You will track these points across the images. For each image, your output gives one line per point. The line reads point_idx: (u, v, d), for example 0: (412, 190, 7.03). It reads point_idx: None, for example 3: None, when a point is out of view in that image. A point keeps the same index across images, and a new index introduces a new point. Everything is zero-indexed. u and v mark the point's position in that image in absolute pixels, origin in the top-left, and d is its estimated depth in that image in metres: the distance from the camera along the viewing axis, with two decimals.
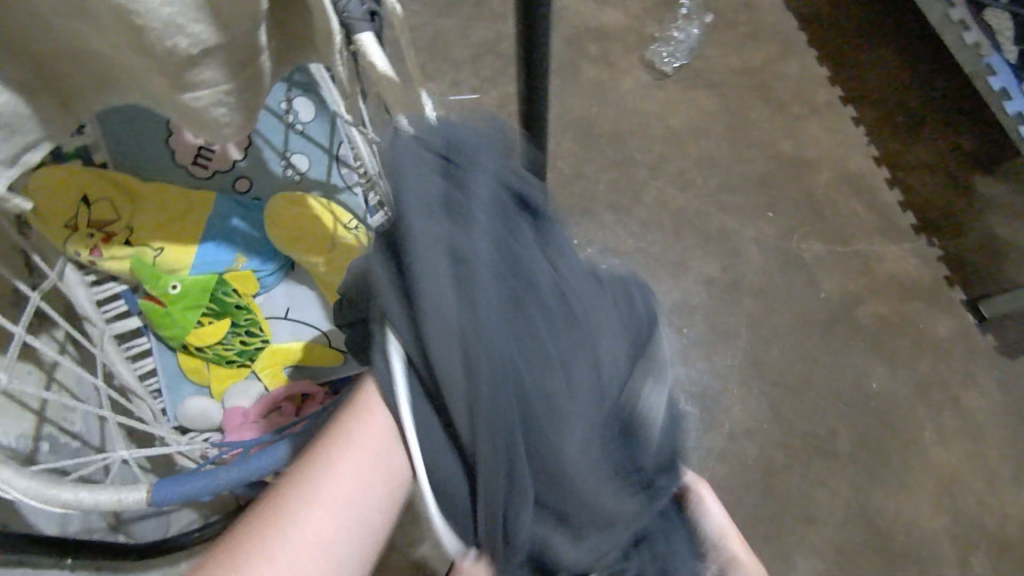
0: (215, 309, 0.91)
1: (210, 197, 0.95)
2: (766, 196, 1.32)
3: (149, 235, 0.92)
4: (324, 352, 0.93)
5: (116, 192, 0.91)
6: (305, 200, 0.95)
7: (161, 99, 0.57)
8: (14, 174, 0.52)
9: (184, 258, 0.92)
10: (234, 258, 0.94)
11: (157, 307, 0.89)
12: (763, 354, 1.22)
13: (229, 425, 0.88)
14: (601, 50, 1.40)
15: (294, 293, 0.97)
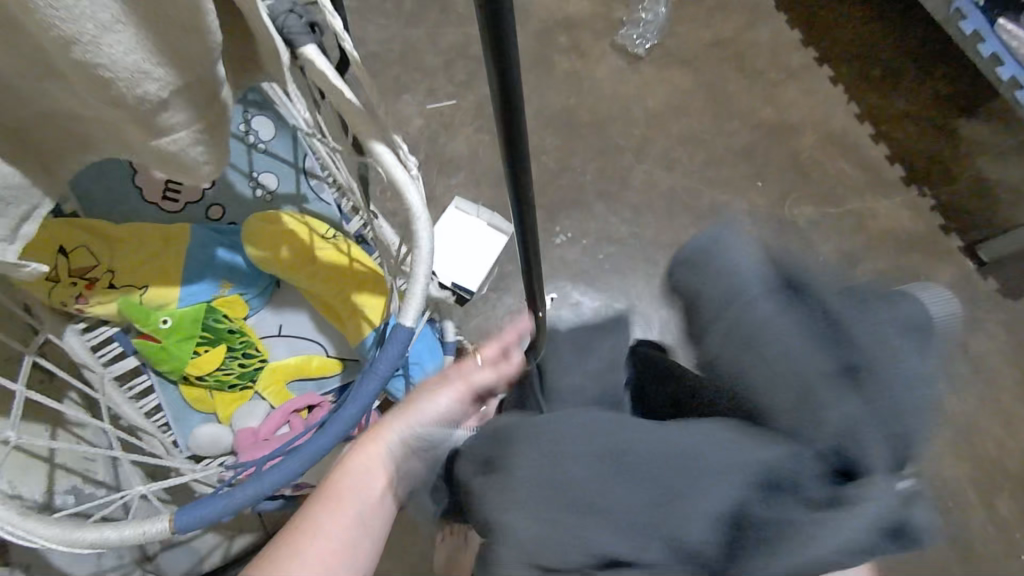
0: (209, 337, 0.89)
1: (185, 228, 0.90)
2: (752, 166, 1.32)
3: (131, 275, 0.87)
4: (325, 363, 0.94)
5: (89, 236, 0.85)
6: (277, 216, 0.87)
7: (136, 148, 0.57)
8: (18, 246, 0.55)
9: (170, 291, 0.89)
10: (219, 285, 0.92)
11: (151, 344, 0.87)
12: None
13: (241, 447, 0.88)
14: (571, 40, 1.39)
15: (286, 310, 0.97)
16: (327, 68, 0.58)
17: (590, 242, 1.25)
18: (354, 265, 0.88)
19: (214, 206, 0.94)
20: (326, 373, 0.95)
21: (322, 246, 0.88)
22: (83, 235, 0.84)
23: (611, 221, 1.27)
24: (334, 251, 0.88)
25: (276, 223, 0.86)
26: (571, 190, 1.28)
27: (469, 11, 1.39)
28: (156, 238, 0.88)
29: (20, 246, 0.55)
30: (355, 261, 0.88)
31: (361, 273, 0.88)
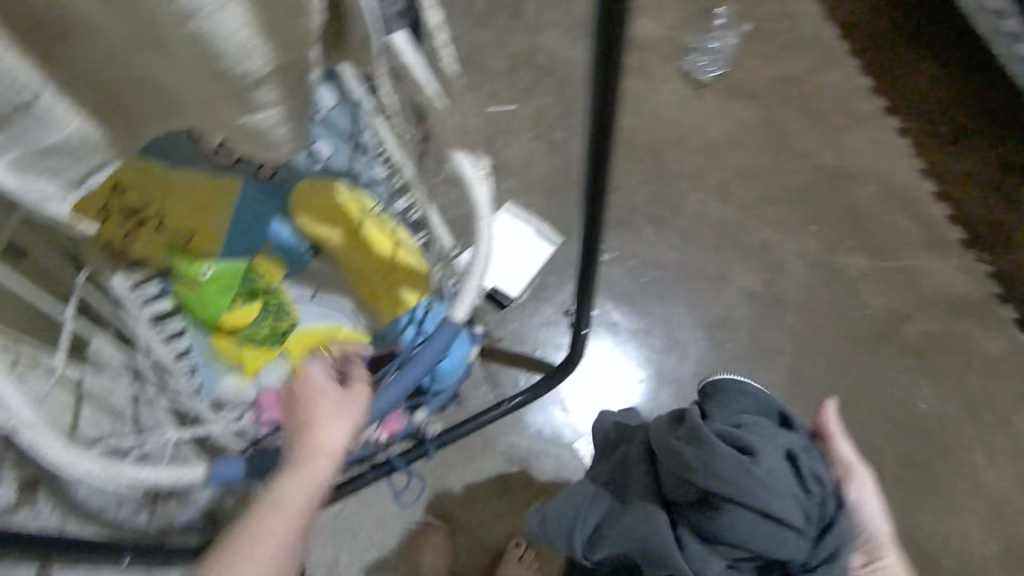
0: (245, 294, 0.90)
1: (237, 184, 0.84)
2: (808, 209, 1.29)
3: (179, 221, 0.81)
4: (351, 333, 0.95)
5: (137, 174, 0.76)
6: (330, 186, 0.84)
7: (223, 125, 0.56)
8: (76, 197, 0.55)
9: (214, 241, 0.84)
10: (264, 243, 0.89)
11: (190, 291, 0.86)
12: (806, 371, 1.19)
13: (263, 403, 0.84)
14: (638, 59, 1.38)
15: (317, 274, 0.98)
16: (413, 59, 0.56)
17: (635, 264, 1.24)
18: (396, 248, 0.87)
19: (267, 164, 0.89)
20: (352, 342, 0.95)
21: (368, 223, 0.86)
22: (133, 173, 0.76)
23: (658, 247, 1.25)
24: (379, 230, 0.86)
25: (329, 192, 0.84)
26: (621, 210, 1.27)
27: (539, 20, 1.38)
28: (209, 186, 0.82)
29: (78, 196, 0.55)
30: (397, 246, 0.87)
31: (402, 257, 0.88)
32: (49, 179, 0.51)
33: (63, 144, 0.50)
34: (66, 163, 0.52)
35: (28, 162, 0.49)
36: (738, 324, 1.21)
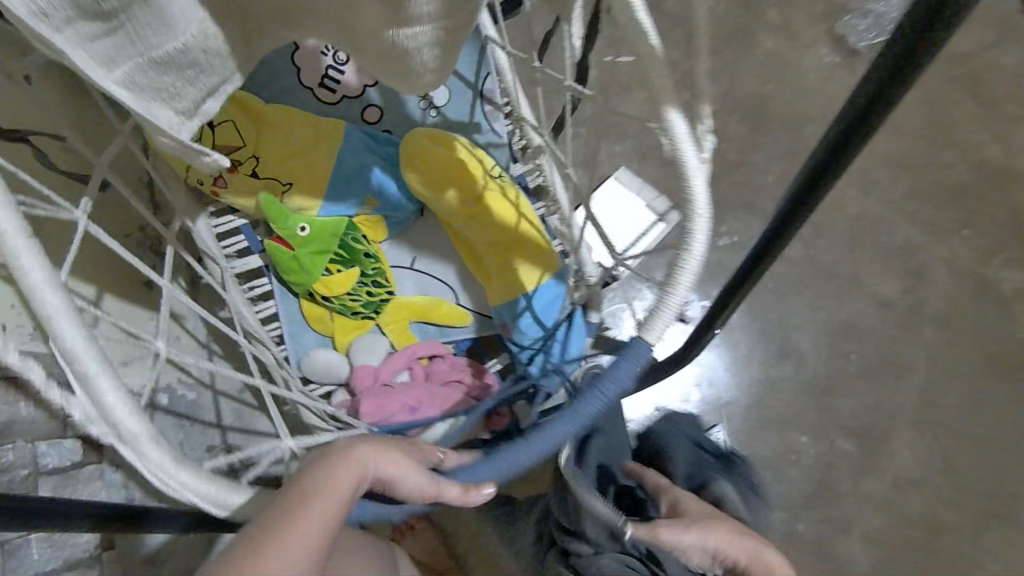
0: (343, 258, 0.80)
1: (339, 126, 0.79)
2: (962, 210, 1.12)
3: (271, 165, 0.77)
4: (453, 311, 0.84)
5: (238, 114, 0.75)
6: (448, 142, 0.76)
7: (362, 33, 0.45)
8: (193, 124, 0.44)
9: (312, 193, 0.79)
10: (364, 199, 0.81)
11: (284, 250, 0.78)
12: (939, 395, 1.05)
13: (359, 383, 0.79)
14: (783, 15, 1.18)
15: (423, 242, 0.86)
16: None
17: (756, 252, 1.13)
18: (519, 213, 0.77)
19: (371, 108, 0.82)
20: (453, 322, 0.84)
21: (493, 185, 0.77)
22: (234, 111, 0.75)
23: None
24: (501, 194, 0.77)
25: (449, 149, 0.76)
26: (747, 189, 1.14)
27: None
28: (306, 129, 0.78)
29: (196, 124, 0.44)
30: (520, 216, 0.77)
31: (522, 227, 0.77)
32: (163, 102, 0.41)
33: (180, 57, 0.39)
34: (185, 82, 0.41)
35: (141, 77, 0.38)
36: (866, 333, 1.08)
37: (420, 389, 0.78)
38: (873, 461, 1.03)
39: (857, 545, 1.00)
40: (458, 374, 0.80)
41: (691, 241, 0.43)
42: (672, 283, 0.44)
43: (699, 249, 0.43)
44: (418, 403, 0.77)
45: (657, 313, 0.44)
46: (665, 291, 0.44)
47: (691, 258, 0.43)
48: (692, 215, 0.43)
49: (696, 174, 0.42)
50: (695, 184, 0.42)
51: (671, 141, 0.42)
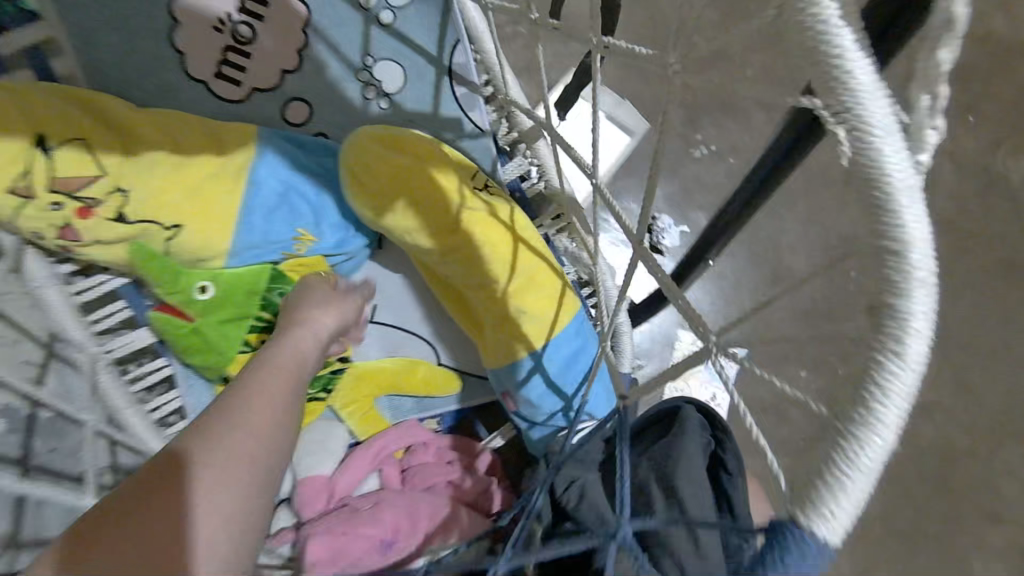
0: (273, 322, 0.62)
1: (251, 129, 0.62)
2: (966, 93, 0.97)
3: (155, 204, 0.58)
4: (432, 376, 0.66)
5: (100, 132, 0.59)
6: (414, 145, 0.59)
7: None
8: None
9: (220, 236, 0.60)
10: (295, 237, 0.62)
11: (181, 322, 0.61)
12: (945, 309, 0.94)
13: (310, 504, 0.60)
14: None
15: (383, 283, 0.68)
16: None
17: (737, 163, 1.00)
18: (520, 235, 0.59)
19: (297, 103, 0.69)
20: (435, 391, 0.66)
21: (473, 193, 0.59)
22: (83, 122, 0.58)
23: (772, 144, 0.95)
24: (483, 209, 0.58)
25: (415, 152, 0.59)
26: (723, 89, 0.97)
27: None
28: (205, 137, 0.61)
29: None
30: (524, 247, 0.58)
31: (522, 254, 0.58)
32: None
33: None
34: None
35: None
36: None
37: (397, 510, 0.56)
38: None
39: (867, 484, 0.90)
40: (439, 471, 0.62)
41: (904, 351, 0.23)
42: (862, 423, 0.24)
43: (916, 367, 0.24)
44: (395, 534, 0.55)
45: (841, 471, 0.24)
46: (836, 426, 0.24)
47: (899, 383, 0.23)
48: (906, 295, 0.23)
49: (912, 210, 0.23)
50: (915, 235, 0.23)
51: (856, 144, 0.23)
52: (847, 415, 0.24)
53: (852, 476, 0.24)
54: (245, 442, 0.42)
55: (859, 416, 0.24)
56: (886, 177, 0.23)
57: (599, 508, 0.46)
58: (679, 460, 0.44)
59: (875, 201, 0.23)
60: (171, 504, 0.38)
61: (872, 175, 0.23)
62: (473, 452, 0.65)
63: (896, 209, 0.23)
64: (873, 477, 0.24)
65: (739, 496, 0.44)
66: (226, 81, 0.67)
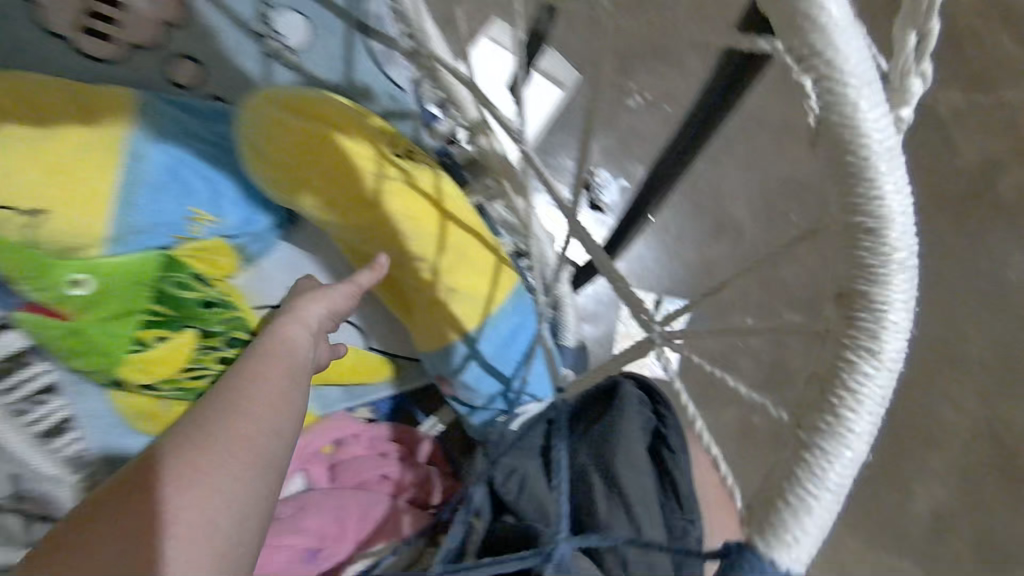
0: (170, 315, 0.54)
1: (126, 95, 0.55)
2: None
3: (8, 181, 0.48)
4: (361, 363, 0.62)
5: None
6: (312, 113, 0.52)
7: None
8: None
9: (93, 217, 0.51)
10: (188, 216, 0.55)
11: (55, 322, 0.51)
12: None
13: None
14: None
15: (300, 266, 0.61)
16: None
17: (673, 111, 0.96)
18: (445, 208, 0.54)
19: (186, 61, 0.61)
20: (366, 378, 0.63)
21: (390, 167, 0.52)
22: None
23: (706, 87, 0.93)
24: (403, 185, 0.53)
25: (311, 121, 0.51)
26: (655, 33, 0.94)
27: None
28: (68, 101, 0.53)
29: None
30: (451, 219, 0.54)
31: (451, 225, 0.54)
32: None
33: None
34: None
35: None
36: (804, 187, 0.94)
37: (324, 515, 0.55)
38: None
39: None
40: (369, 463, 0.61)
41: (879, 351, 0.22)
42: (832, 428, 0.23)
43: (888, 369, 0.22)
44: (321, 541, 0.54)
45: (814, 484, 0.23)
46: (805, 430, 0.23)
47: (870, 386, 0.22)
48: (882, 291, 0.21)
49: (891, 177, 0.21)
50: (892, 218, 0.21)
51: (826, 96, 0.20)
52: (819, 420, 0.23)
53: (826, 484, 0.23)
54: (243, 434, 0.38)
55: (827, 419, 0.23)
56: (865, 149, 0.21)
57: (538, 498, 0.50)
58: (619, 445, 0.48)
59: (847, 178, 0.21)
60: (147, 504, 0.34)
61: (850, 148, 0.21)
62: (414, 439, 0.64)
63: (872, 191, 0.21)
64: (845, 485, 0.23)
65: (682, 469, 0.47)
66: (95, 36, 0.58)
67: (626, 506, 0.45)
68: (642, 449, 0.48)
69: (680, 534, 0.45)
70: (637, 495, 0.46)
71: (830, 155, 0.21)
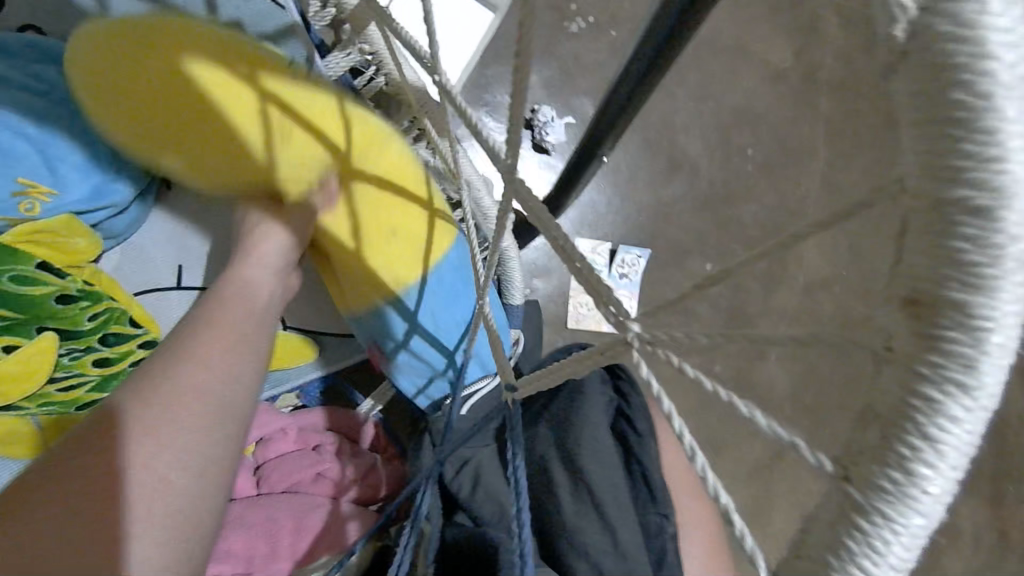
0: (12, 317, 0.50)
1: None
2: None
3: None
4: (276, 350, 0.54)
5: None
6: (173, 61, 0.42)
7: None
8: None
9: None
10: (17, 196, 0.51)
11: None
12: (842, 174, 0.86)
13: None
14: None
15: (183, 239, 0.57)
16: None
17: (620, 35, 0.87)
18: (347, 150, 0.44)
19: None
20: (285, 362, 0.55)
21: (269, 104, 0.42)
22: None
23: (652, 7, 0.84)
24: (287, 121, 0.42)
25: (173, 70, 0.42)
26: None
27: None
28: None
29: None
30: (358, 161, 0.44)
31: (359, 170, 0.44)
32: None
33: None
34: None
35: None
36: (760, 117, 0.87)
37: (252, 534, 0.47)
38: (784, 269, 0.86)
39: (777, 369, 0.84)
40: (303, 461, 0.53)
41: (975, 386, 0.14)
42: (900, 489, 0.15)
43: (983, 410, 0.15)
44: (248, 565, 0.46)
45: (871, 561, 0.15)
46: (857, 483, 0.16)
47: (957, 434, 0.15)
48: (988, 301, 0.14)
49: (1020, 130, 0.13)
50: (1017, 192, 0.14)
51: None
52: (879, 474, 0.15)
53: (887, 567, 0.15)
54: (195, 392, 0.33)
55: (892, 476, 0.15)
56: (984, 81, 0.13)
57: (498, 498, 0.40)
58: (580, 429, 0.41)
59: (951, 130, 0.14)
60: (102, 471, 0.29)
61: (961, 79, 0.13)
62: (355, 425, 0.56)
63: (992, 149, 0.13)
64: (909, 565, 0.16)
65: (651, 455, 0.41)
66: None
67: (597, 504, 0.37)
68: (606, 428, 0.41)
69: (657, 532, 0.38)
70: (609, 491, 0.38)
71: (925, 87, 0.14)
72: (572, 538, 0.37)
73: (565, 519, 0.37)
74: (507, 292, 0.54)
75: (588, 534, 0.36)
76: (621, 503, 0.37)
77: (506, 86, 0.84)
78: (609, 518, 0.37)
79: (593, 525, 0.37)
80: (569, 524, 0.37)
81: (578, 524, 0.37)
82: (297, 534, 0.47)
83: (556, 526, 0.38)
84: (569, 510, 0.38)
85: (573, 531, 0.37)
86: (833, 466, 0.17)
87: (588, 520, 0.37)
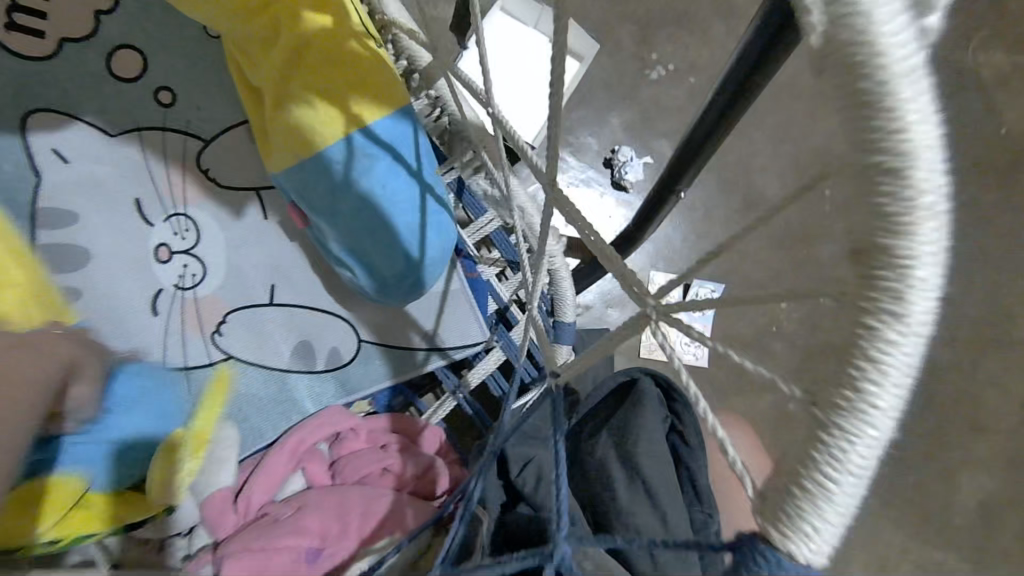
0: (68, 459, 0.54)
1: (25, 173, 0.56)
2: None
3: None
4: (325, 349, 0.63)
5: None
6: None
7: None
8: None
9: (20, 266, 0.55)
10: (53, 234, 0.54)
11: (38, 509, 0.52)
12: None
13: (218, 525, 0.53)
14: None
15: (277, 263, 0.63)
16: None
17: (699, 81, 0.91)
18: (356, 64, 0.52)
19: (126, 53, 0.62)
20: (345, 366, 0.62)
21: (305, 17, 0.53)
22: None
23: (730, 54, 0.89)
24: (315, 37, 0.52)
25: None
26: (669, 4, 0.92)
27: None
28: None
29: None
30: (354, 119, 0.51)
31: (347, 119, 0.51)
32: None
33: None
34: None
35: None
36: None
37: (325, 514, 0.51)
38: None
39: None
40: (373, 455, 0.58)
41: (905, 314, 0.19)
42: (851, 406, 0.19)
43: (915, 333, 0.19)
44: (322, 541, 0.50)
45: (833, 467, 0.20)
46: (820, 406, 0.20)
47: (898, 353, 0.19)
48: (909, 246, 0.18)
49: (914, 107, 0.18)
50: (919, 156, 0.18)
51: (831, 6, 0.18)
52: (835, 395, 0.20)
53: (845, 470, 0.20)
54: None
55: (846, 395, 0.19)
56: (883, 73, 0.17)
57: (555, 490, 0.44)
58: (638, 430, 0.44)
59: (865, 113, 0.18)
60: None
61: (867, 71, 0.17)
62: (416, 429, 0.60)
63: (896, 124, 0.18)
64: (868, 468, 0.20)
65: (700, 462, 0.44)
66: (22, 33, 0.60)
67: (650, 491, 0.41)
68: (660, 434, 0.45)
69: (701, 527, 0.42)
70: (662, 482, 0.42)
71: (846, 82, 0.18)
72: (625, 519, 0.41)
73: (618, 502, 0.41)
74: (559, 309, 0.58)
75: (639, 514, 0.41)
76: (672, 491, 0.42)
77: (586, 130, 0.90)
78: (661, 503, 0.41)
79: (646, 508, 0.41)
80: (620, 508, 0.41)
81: (632, 506, 0.41)
82: (368, 515, 0.52)
83: (608, 507, 0.42)
84: (622, 493, 0.42)
85: (624, 511, 0.41)
86: (803, 394, 0.21)
87: (640, 505, 0.41)
